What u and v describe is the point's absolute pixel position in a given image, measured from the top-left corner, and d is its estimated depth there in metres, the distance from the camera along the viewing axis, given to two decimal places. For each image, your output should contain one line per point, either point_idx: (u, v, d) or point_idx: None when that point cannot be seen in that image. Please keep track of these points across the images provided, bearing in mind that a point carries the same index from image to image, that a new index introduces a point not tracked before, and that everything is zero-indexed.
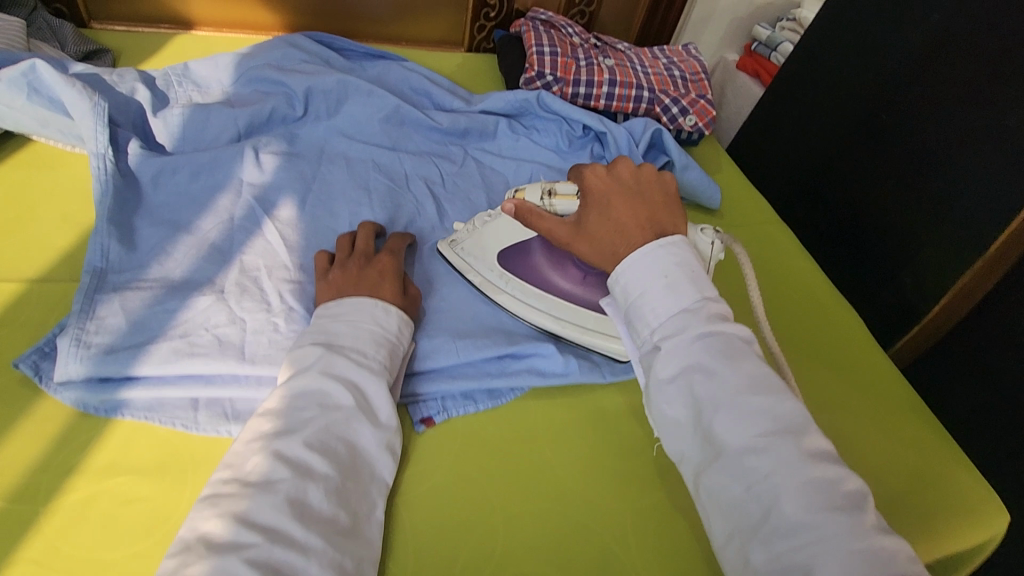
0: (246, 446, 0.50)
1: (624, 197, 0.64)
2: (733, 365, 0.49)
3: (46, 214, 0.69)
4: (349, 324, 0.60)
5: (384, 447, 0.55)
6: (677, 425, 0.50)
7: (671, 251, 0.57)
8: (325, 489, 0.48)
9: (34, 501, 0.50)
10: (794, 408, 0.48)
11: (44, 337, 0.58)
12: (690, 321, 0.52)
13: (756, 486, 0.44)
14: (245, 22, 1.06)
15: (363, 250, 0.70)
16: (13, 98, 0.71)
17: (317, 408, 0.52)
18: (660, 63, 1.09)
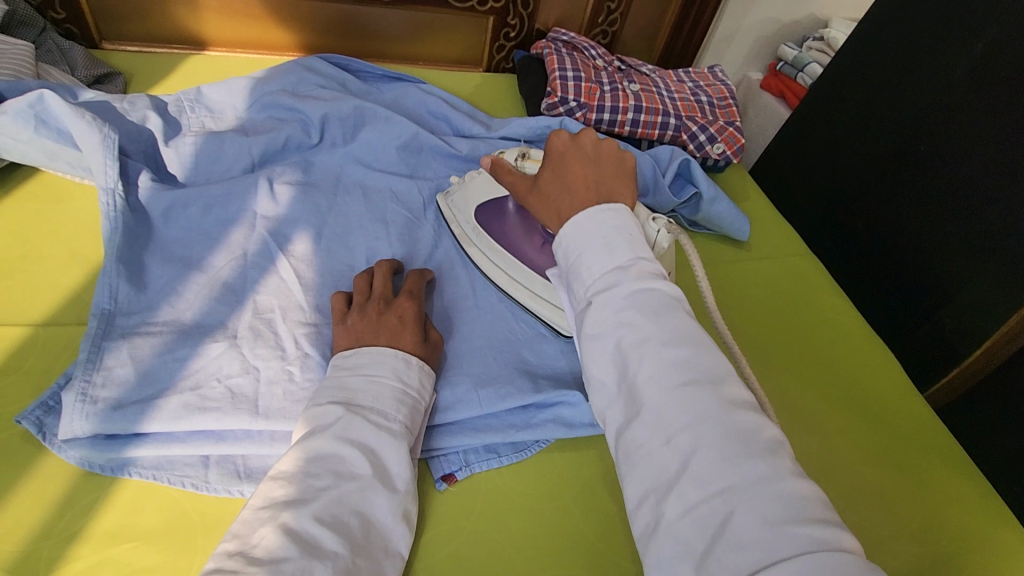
0: (255, 515, 0.47)
1: (578, 159, 0.64)
2: (660, 322, 0.47)
3: (54, 252, 0.66)
4: (367, 378, 0.57)
5: (399, 516, 0.52)
6: (605, 389, 0.48)
7: (611, 214, 0.55)
8: (336, 570, 0.45)
9: (32, 572, 0.46)
10: (716, 359, 0.46)
11: (49, 389, 0.55)
12: (620, 279, 0.50)
13: (676, 439, 0.42)
14: (260, 42, 1.03)
15: (382, 291, 0.66)
16: (20, 131, 0.68)
17: (331, 476, 0.50)
18: (685, 88, 1.05)
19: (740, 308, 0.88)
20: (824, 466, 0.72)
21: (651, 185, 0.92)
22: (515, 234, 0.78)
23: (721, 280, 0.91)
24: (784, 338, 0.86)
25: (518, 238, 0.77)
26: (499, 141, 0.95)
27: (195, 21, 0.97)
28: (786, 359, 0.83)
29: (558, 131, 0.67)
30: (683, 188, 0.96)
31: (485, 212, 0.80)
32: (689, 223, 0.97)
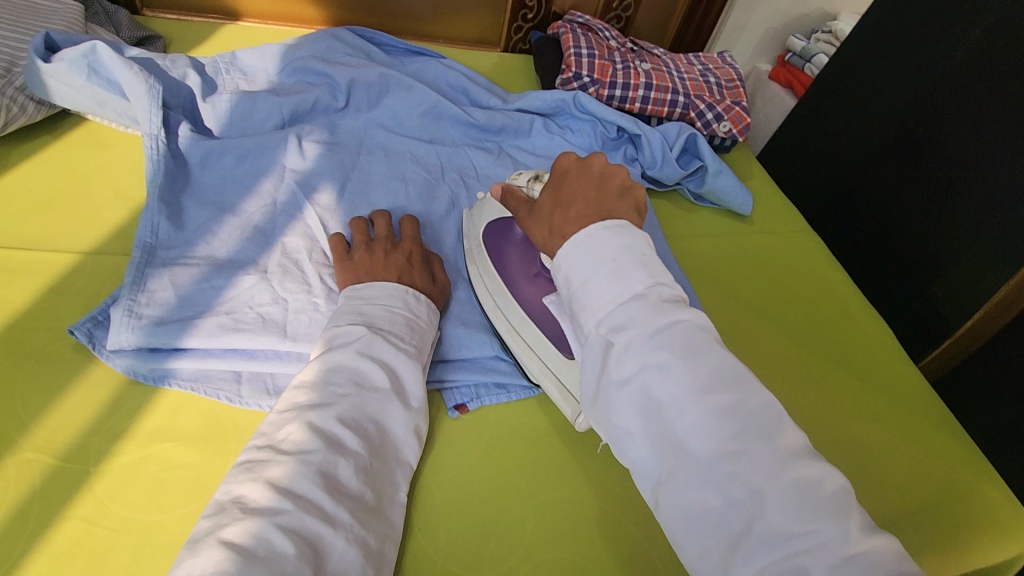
0: (281, 415, 0.51)
1: (580, 180, 0.61)
2: (693, 362, 0.43)
3: (100, 191, 0.71)
4: (383, 308, 0.61)
5: (411, 430, 0.56)
6: (633, 437, 0.44)
7: (618, 234, 0.52)
8: (357, 465, 0.50)
9: (85, 461, 0.51)
10: (757, 402, 0.42)
11: (97, 307, 0.60)
12: (639, 313, 0.46)
13: (732, 493, 0.39)
14: (289, 15, 1.08)
15: (388, 236, 0.71)
16: (73, 78, 0.73)
17: (352, 386, 0.54)
18: (695, 69, 1.09)
19: (739, 276, 0.92)
20: (811, 417, 0.76)
21: (659, 157, 0.96)
22: (511, 259, 0.71)
23: (720, 250, 0.95)
24: (779, 304, 0.90)
25: (513, 264, 0.70)
26: (515, 113, 0.99)
27: None
28: (780, 322, 0.87)
29: (568, 153, 0.65)
30: (689, 164, 1.00)
31: (492, 233, 0.74)
32: (693, 197, 1.01)
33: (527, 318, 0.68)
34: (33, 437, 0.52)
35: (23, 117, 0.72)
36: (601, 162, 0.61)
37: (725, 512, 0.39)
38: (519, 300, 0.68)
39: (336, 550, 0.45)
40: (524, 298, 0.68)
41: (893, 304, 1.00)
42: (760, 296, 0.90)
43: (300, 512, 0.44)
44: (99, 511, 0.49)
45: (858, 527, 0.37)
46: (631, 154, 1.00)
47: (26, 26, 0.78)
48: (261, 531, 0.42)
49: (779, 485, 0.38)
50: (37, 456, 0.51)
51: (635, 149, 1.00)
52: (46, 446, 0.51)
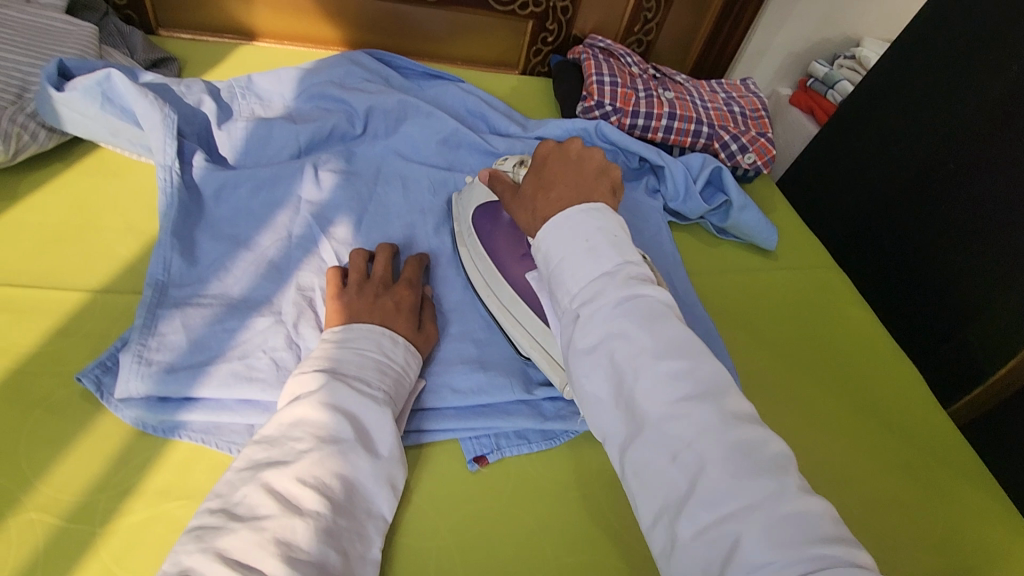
0: (237, 475, 0.49)
1: (559, 163, 0.62)
2: (653, 330, 0.46)
3: (111, 223, 0.69)
4: (353, 351, 0.59)
5: (381, 480, 0.54)
6: (600, 404, 0.46)
7: (595, 216, 0.54)
8: (316, 529, 0.47)
9: (90, 521, 0.49)
10: (714, 370, 0.45)
11: (106, 351, 0.58)
12: (606, 287, 0.49)
13: (683, 460, 0.41)
14: (307, 36, 1.06)
15: (382, 275, 0.68)
16: (87, 107, 0.71)
17: (311, 440, 0.51)
18: (719, 98, 1.07)
19: (762, 315, 0.89)
20: (834, 468, 0.73)
21: (681, 190, 0.94)
22: (500, 241, 0.73)
23: (744, 287, 0.92)
24: (801, 343, 0.87)
25: (503, 249, 0.73)
26: (535, 141, 0.97)
27: (247, 12, 1.01)
28: (802, 362, 0.84)
29: (549, 141, 0.66)
30: (713, 196, 0.97)
31: (482, 216, 0.77)
32: (716, 230, 0.98)
33: (517, 297, 0.69)
34: (36, 495, 0.49)
35: (34, 145, 0.70)
36: (578, 145, 0.62)
37: (675, 476, 0.41)
38: (508, 280, 0.71)
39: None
40: (512, 278, 0.71)
41: (922, 346, 0.97)
42: (783, 337, 0.87)
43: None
44: None
45: (796, 486, 0.40)
46: (653, 185, 0.98)
47: (40, 50, 0.77)
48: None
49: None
50: (40, 516, 0.48)
51: (658, 180, 0.98)
52: (50, 505, 0.49)
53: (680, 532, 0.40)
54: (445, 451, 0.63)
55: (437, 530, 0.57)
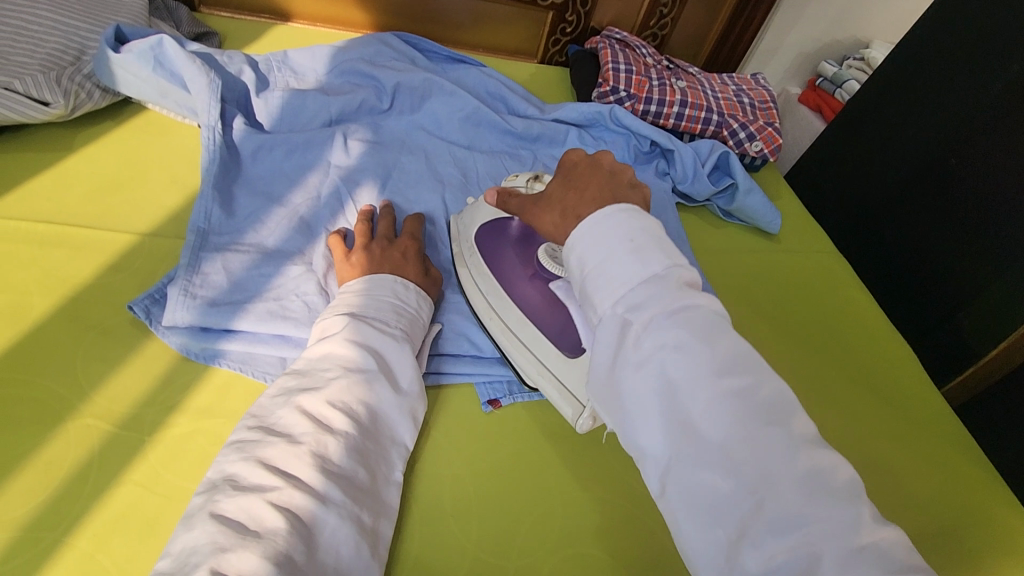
0: (271, 401, 0.53)
1: (592, 174, 0.57)
2: (712, 343, 0.39)
3: (157, 176, 0.75)
4: (372, 297, 0.63)
5: (402, 411, 0.58)
6: (643, 421, 0.40)
7: (634, 217, 0.46)
8: (346, 447, 0.51)
9: (140, 430, 0.54)
10: (778, 390, 0.39)
11: (155, 285, 0.63)
12: (655, 291, 0.42)
13: (747, 485, 0.35)
14: (338, 18, 1.12)
15: (385, 233, 0.73)
16: (140, 69, 0.77)
17: (339, 369, 0.55)
18: (730, 89, 1.12)
19: (763, 294, 0.93)
20: (842, 439, 0.77)
21: (690, 173, 0.99)
22: (506, 259, 0.71)
23: (748, 265, 0.97)
24: (804, 322, 0.91)
25: (509, 268, 0.70)
26: (551, 123, 1.02)
27: None
28: (805, 337, 0.89)
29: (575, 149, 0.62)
30: (720, 180, 1.02)
31: (486, 234, 0.74)
32: (722, 213, 1.02)
33: (524, 318, 0.68)
34: (91, 404, 0.54)
35: (89, 103, 0.76)
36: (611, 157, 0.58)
37: (734, 500, 0.35)
38: (516, 300, 0.69)
39: (330, 527, 0.46)
40: (520, 298, 0.68)
41: (918, 331, 1.01)
42: (780, 315, 0.91)
43: (291, 489, 0.46)
44: (152, 479, 0.51)
45: (869, 514, 0.35)
46: (663, 168, 1.02)
47: (96, 17, 0.83)
48: (253, 507, 0.44)
49: (795, 474, 0.35)
50: (96, 423, 0.53)
51: (667, 164, 1.02)
52: (104, 414, 0.54)
53: (745, 561, 0.34)
54: (460, 393, 0.68)
55: (452, 460, 0.62)
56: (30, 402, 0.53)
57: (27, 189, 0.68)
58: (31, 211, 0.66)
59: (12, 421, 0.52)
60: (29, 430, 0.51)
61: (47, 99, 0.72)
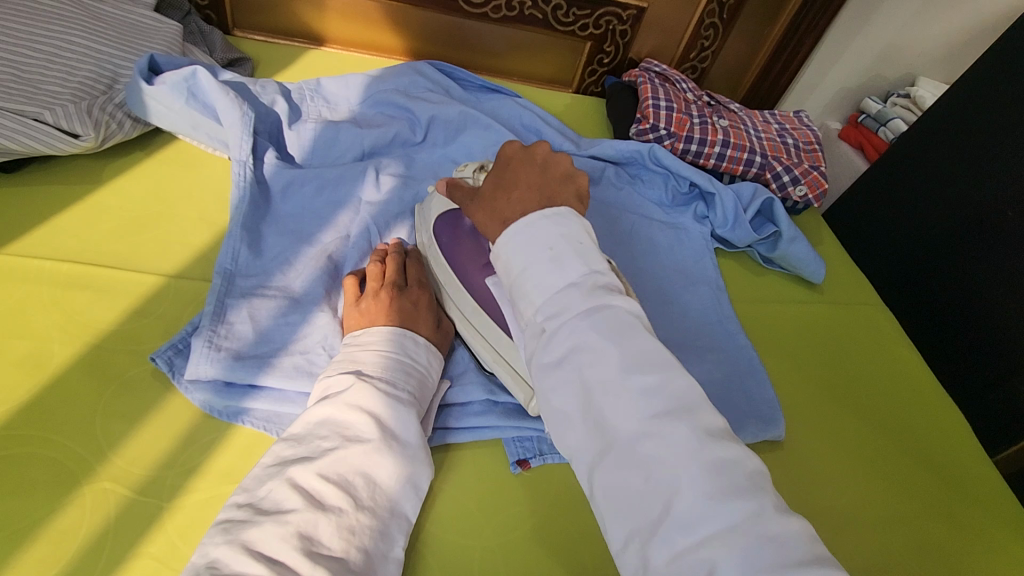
0: (264, 470, 0.51)
1: (524, 168, 0.58)
2: (623, 343, 0.42)
3: (186, 213, 0.72)
4: (377, 353, 0.59)
5: (404, 482, 0.53)
6: (567, 420, 0.42)
7: (557, 223, 0.50)
8: (338, 525, 0.48)
9: (158, 495, 0.51)
10: (686, 384, 0.41)
11: (178, 334, 0.60)
12: (570, 299, 0.45)
13: (655, 476, 0.37)
14: (372, 44, 1.09)
15: (395, 277, 0.68)
16: (173, 101, 0.75)
17: (337, 437, 0.52)
18: (773, 129, 1.08)
19: (801, 344, 0.89)
20: (824, 481, 0.73)
21: (731, 219, 0.94)
22: (458, 248, 0.70)
23: (788, 317, 0.92)
24: (846, 375, 0.86)
25: (464, 256, 0.69)
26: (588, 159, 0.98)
27: (319, 18, 1.04)
28: (822, 381, 0.85)
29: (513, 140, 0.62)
30: (762, 226, 0.97)
31: (441, 223, 0.73)
32: (762, 259, 0.98)
33: (479, 309, 0.67)
34: (110, 466, 0.52)
35: (120, 134, 0.74)
36: (544, 149, 0.58)
37: (647, 497, 0.37)
38: (470, 289, 0.68)
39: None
40: (474, 288, 0.67)
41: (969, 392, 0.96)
42: (820, 367, 0.86)
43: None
44: (169, 551, 0.48)
45: (771, 505, 0.36)
46: (701, 212, 0.98)
47: (131, 45, 0.81)
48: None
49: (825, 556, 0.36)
50: (112, 487, 0.50)
51: (706, 207, 0.98)
52: (121, 477, 0.51)
53: (653, 557, 0.36)
54: (490, 453, 0.65)
55: (479, 529, 0.59)
56: (47, 462, 0.50)
57: (55, 224, 0.66)
58: (57, 248, 0.64)
59: (28, 482, 0.49)
60: (44, 494, 0.49)
61: (77, 131, 0.70)
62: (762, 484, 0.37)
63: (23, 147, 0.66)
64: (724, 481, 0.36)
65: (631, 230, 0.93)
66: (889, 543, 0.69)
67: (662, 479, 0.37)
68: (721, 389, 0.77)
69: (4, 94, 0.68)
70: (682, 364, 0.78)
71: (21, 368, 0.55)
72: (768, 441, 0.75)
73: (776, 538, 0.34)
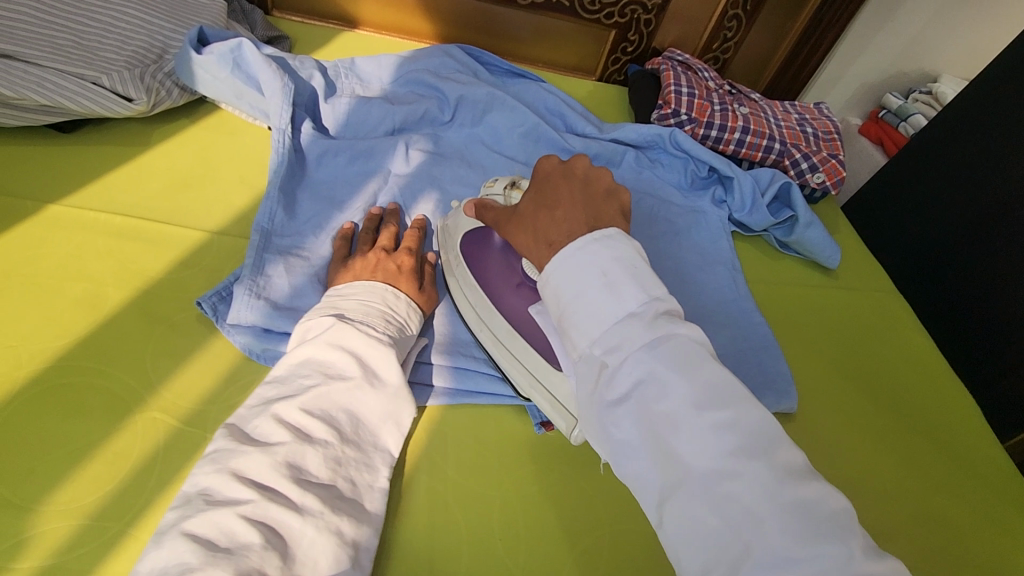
0: (247, 411, 0.51)
1: (565, 184, 0.60)
2: (691, 375, 0.41)
3: (228, 176, 0.76)
4: (358, 302, 0.61)
5: (385, 416, 0.55)
6: (631, 453, 0.42)
7: (610, 247, 0.50)
8: (325, 456, 0.50)
9: (203, 426, 0.55)
10: (762, 418, 0.40)
11: (221, 283, 0.64)
12: (631, 330, 0.45)
13: (735, 520, 0.37)
14: (403, 27, 1.13)
15: (388, 241, 0.71)
16: (220, 70, 0.79)
17: (319, 375, 0.54)
18: (793, 118, 1.09)
19: (814, 324, 0.90)
20: (840, 458, 0.75)
21: (749, 203, 0.97)
22: (490, 268, 0.69)
23: (803, 300, 0.93)
24: (856, 355, 0.88)
25: (495, 276, 0.68)
26: (609, 142, 1.01)
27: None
28: (834, 362, 0.86)
29: (549, 157, 0.64)
30: (779, 211, 0.99)
31: (469, 244, 0.72)
32: (779, 244, 1.00)
33: (514, 330, 0.66)
34: (158, 398, 0.55)
35: (168, 101, 0.78)
36: (583, 163, 0.61)
37: (723, 534, 0.37)
38: (503, 311, 0.67)
39: (305, 540, 0.46)
40: (507, 309, 0.67)
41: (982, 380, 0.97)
42: (832, 348, 0.88)
43: (264, 502, 0.45)
44: None
45: (860, 546, 0.35)
46: (720, 196, 1.00)
47: (179, 18, 0.85)
48: (224, 522, 0.43)
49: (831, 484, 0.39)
50: (160, 416, 0.54)
51: (724, 191, 1.00)
52: (169, 408, 0.55)
53: None
54: (513, 414, 0.68)
55: (501, 481, 0.62)
56: (102, 391, 0.55)
57: (109, 181, 0.70)
58: (110, 202, 0.69)
59: (86, 407, 0.53)
60: (100, 419, 0.53)
61: (131, 95, 0.74)
62: (849, 523, 0.37)
63: (81, 107, 0.71)
64: (809, 525, 0.36)
65: (649, 211, 0.95)
66: (895, 514, 0.71)
67: (744, 524, 0.37)
68: (736, 364, 0.80)
69: (64, 57, 0.72)
70: None
71: (77, 307, 0.59)
72: (780, 415, 0.77)
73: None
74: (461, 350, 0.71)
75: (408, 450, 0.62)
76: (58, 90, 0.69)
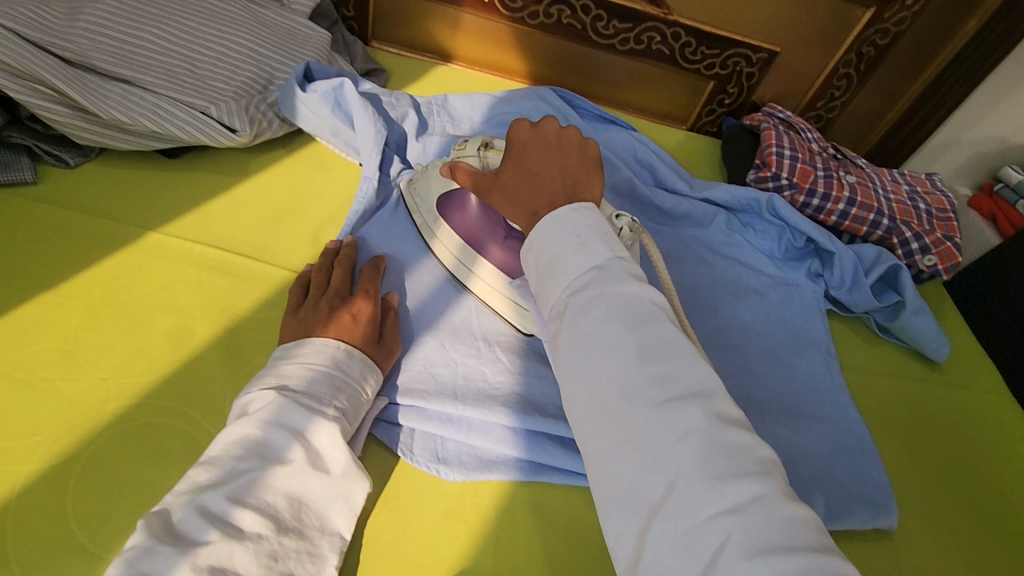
0: (174, 499, 0.46)
1: (542, 151, 0.58)
2: (640, 333, 0.43)
3: (317, 211, 0.76)
4: (302, 366, 0.55)
5: (330, 497, 0.51)
6: (580, 404, 0.43)
7: (586, 212, 0.50)
8: (257, 553, 0.45)
9: None
10: (705, 371, 0.42)
11: None
12: (598, 283, 0.46)
13: (661, 462, 0.38)
14: (497, 64, 1.12)
15: (341, 285, 0.64)
16: (321, 108, 0.79)
17: (255, 459, 0.49)
18: (903, 191, 1.01)
19: (913, 424, 0.82)
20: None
21: (850, 282, 0.90)
22: (476, 226, 0.72)
23: (903, 395, 0.85)
24: (959, 465, 0.79)
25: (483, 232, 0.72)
26: (700, 203, 0.96)
27: (451, 36, 1.08)
28: (932, 468, 0.78)
29: (520, 121, 0.60)
30: (883, 293, 0.91)
31: (448, 201, 0.74)
32: (879, 328, 0.92)
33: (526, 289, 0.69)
34: None
35: (268, 132, 0.79)
36: (557, 125, 0.59)
37: (650, 483, 0.38)
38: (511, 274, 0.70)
39: None
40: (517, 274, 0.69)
41: None
42: (933, 455, 0.79)
43: None
44: None
45: (781, 490, 0.37)
46: (816, 269, 0.93)
47: (288, 51, 0.85)
48: None
49: None
50: None
51: (821, 265, 0.93)
52: None
53: (652, 540, 0.37)
54: (586, 496, 0.64)
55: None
56: (181, 436, 0.54)
57: (205, 212, 0.71)
58: (205, 233, 0.69)
59: (164, 452, 0.53)
60: (179, 464, 0.53)
61: (235, 127, 0.75)
62: (771, 470, 0.38)
63: (188, 136, 0.73)
64: (728, 466, 0.37)
65: (737, 281, 0.90)
66: None
67: (668, 466, 0.38)
68: (826, 464, 0.73)
69: (177, 86, 0.74)
70: (787, 433, 0.74)
71: (166, 343, 0.59)
72: (876, 530, 0.70)
73: (784, 520, 0.35)
74: (539, 410, 0.66)
75: (474, 524, 0.59)
76: (170, 119, 0.71)
